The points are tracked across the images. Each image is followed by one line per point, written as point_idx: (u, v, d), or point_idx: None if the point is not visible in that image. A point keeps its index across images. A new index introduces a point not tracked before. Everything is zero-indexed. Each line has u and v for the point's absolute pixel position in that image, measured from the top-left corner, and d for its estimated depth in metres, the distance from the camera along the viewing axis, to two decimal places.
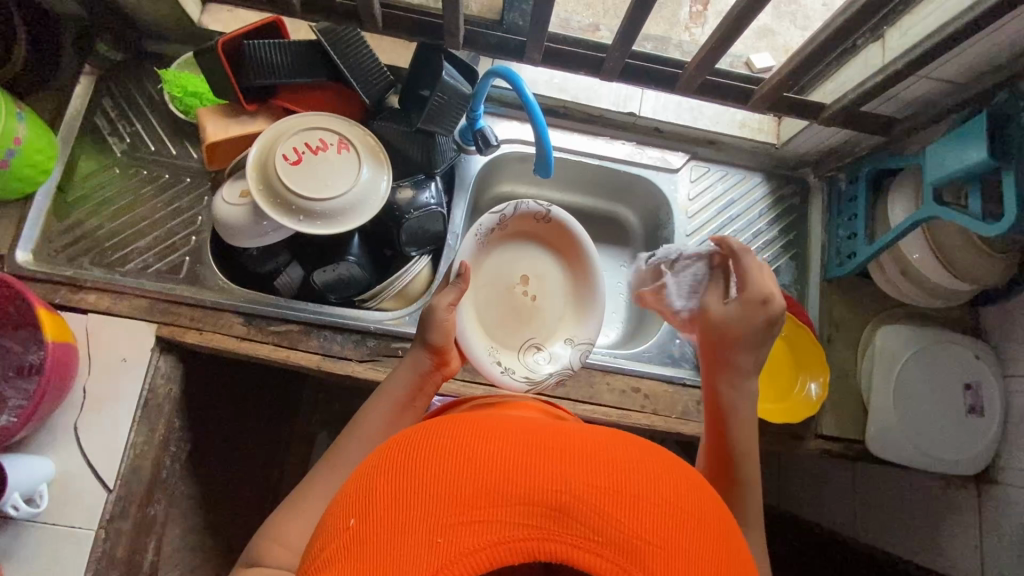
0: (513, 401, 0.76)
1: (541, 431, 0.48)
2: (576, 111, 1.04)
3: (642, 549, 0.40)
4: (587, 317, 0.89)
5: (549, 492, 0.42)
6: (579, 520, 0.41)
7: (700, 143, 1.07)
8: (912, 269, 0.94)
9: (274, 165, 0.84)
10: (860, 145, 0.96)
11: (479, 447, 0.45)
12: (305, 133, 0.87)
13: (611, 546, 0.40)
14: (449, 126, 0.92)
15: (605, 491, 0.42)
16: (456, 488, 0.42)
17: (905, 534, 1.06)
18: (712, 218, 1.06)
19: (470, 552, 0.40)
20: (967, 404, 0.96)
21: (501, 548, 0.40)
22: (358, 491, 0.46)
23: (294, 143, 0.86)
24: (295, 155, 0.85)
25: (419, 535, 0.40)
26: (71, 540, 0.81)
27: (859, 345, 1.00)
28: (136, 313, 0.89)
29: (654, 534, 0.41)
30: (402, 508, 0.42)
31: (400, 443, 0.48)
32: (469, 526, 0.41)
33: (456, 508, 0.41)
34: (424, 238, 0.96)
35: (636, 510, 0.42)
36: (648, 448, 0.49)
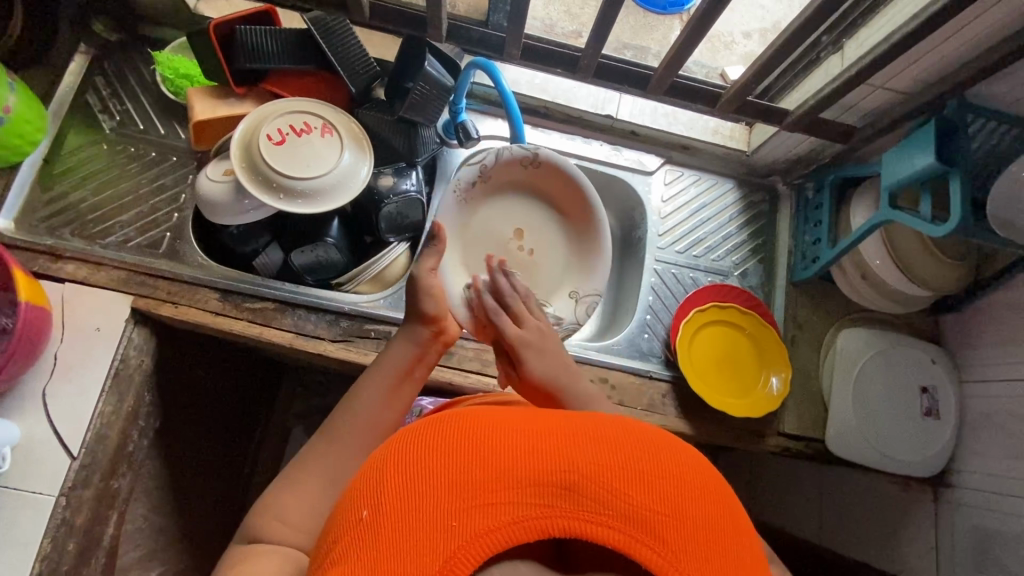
0: (511, 398, 0.77)
1: (538, 417, 0.50)
2: (556, 111, 1.08)
3: (651, 519, 0.43)
4: (591, 273, 0.99)
5: (558, 472, 0.44)
6: (588, 496, 0.43)
7: (675, 147, 1.11)
8: (872, 274, 0.97)
9: (259, 144, 0.86)
10: (824, 154, 1.00)
11: (482, 435, 0.47)
12: (290, 116, 0.90)
13: (621, 519, 0.43)
14: (433, 117, 0.96)
15: (610, 470, 0.45)
16: (469, 473, 0.44)
17: (866, 538, 1.08)
18: (684, 220, 1.09)
19: (486, 532, 0.42)
20: (923, 407, 0.99)
21: (515, 528, 0.42)
22: (365, 483, 0.47)
23: (279, 124, 0.89)
24: (279, 136, 0.88)
25: (434, 521, 0.42)
26: (30, 505, 0.81)
27: (822, 346, 1.03)
28: (113, 284, 0.90)
29: (661, 504, 0.44)
30: (414, 496, 0.43)
31: (400, 437, 0.49)
32: (483, 509, 0.42)
33: (467, 493, 0.43)
34: (402, 225, 0.99)
35: (641, 486, 0.45)
36: (639, 426, 0.52)
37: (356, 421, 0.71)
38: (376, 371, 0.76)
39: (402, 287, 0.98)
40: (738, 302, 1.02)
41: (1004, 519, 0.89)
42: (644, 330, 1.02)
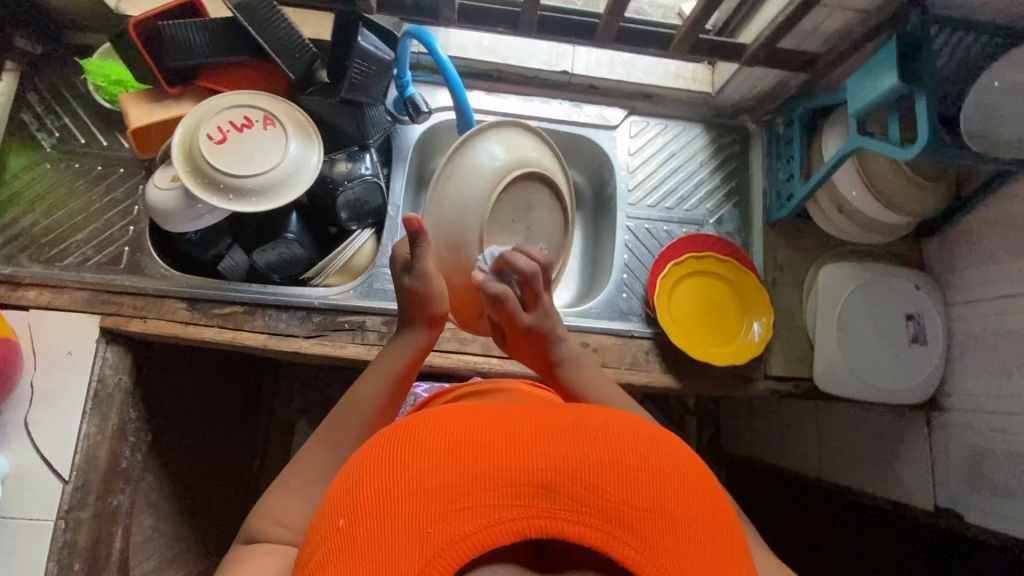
0: (498, 384, 0.79)
1: (513, 411, 0.49)
2: (509, 73, 1.04)
3: (629, 514, 0.43)
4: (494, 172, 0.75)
5: (533, 472, 0.44)
6: (565, 493, 0.43)
7: (637, 97, 1.07)
8: (848, 205, 0.94)
9: (199, 145, 0.83)
10: (789, 87, 0.96)
11: (458, 434, 0.46)
12: (228, 112, 0.87)
13: (598, 516, 0.43)
14: (378, 96, 0.91)
15: (588, 466, 0.45)
16: (443, 476, 0.44)
17: (864, 467, 1.09)
18: (653, 173, 1.06)
19: (462, 537, 0.41)
20: (910, 334, 0.97)
21: (492, 531, 0.42)
22: (341, 490, 0.46)
23: (218, 122, 0.85)
24: (219, 134, 0.85)
25: (409, 528, 0.41)
26: (32, 532, 0.82)
27: (804, 285, 1.01)
28: (78, 305, 0.89)
29: (640, 497, 0.44)
30: (389, 504, 0.43)
31: (375, 439, 0.49)
32: (460, 513, 0.42)
33: (443, 499, 0.42)
34: (364, 211, 0.97)
35: (620, 478, 0.44)
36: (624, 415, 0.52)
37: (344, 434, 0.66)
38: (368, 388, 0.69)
39: (372, 276, 0.96)
40: (715, 250, 1.00)
41: (994, 437, 0.89)
42: (623, 289, 1.00)
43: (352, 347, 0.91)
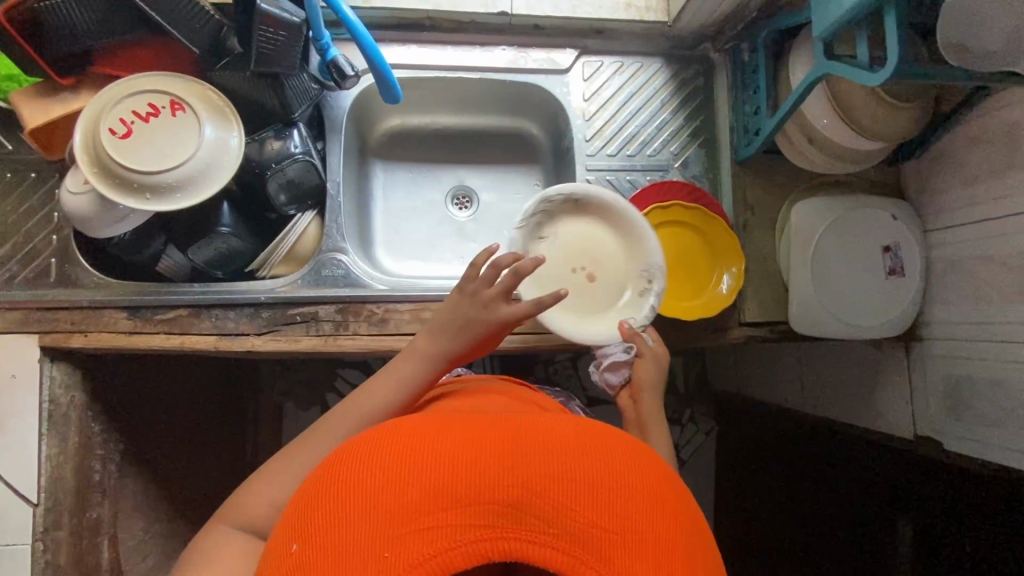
0: (483, 382, 0.76)
1: (483, 424, 0.48)
2: (443, 20, 0.93)
3: (595, 535, 0.42)
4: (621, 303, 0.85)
5: (500, 490, 0.43)
6: (531, 513, 0.42)
7: (586, 34, 0.97)
8: (818, 135, 0.88)
9: (102, 143, 0.75)
10: (748, 9, 0.87)
11: (424, 449, 0.45)
12: (129, 100, 0.78)
13: (565, 539, 0.41)
14: (293, 65, 0.82)
15: (556, 484, 0.43)
16: (403, 497, 0.42)
17: (843, 399, 1.09)
18: (612, 117, 0.98)
19: (420, 562, 0.39)
20: (886, 267, 0.93)
21: (453, 556, 0.40)
22: (300, 509, 0.45)
23: (119, 113, 0.77)
24: (123, 127, 0.76)
25: (365, 553, 0.40)
26: (11, 556, 0.83)
27: (777, 225, 0.96)
28: (12, 326, 0.85)
29: (607, 516, 0.42)
30: (347, 526, 0.41)
31: (340, 452, 0.48)
32: (419, 535, 0.40)
33: (403, 519, 0.41)
34: (302, 193, 0.90)
35: (588, 498, 0.43)
36: (599, 426, 0.50)
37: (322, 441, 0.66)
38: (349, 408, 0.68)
39: (320, 262, 0.91)
40: (681, 197, 0.94)
41: (972, 364, 0.87)
42: None
43: (307, 340, 0.87)
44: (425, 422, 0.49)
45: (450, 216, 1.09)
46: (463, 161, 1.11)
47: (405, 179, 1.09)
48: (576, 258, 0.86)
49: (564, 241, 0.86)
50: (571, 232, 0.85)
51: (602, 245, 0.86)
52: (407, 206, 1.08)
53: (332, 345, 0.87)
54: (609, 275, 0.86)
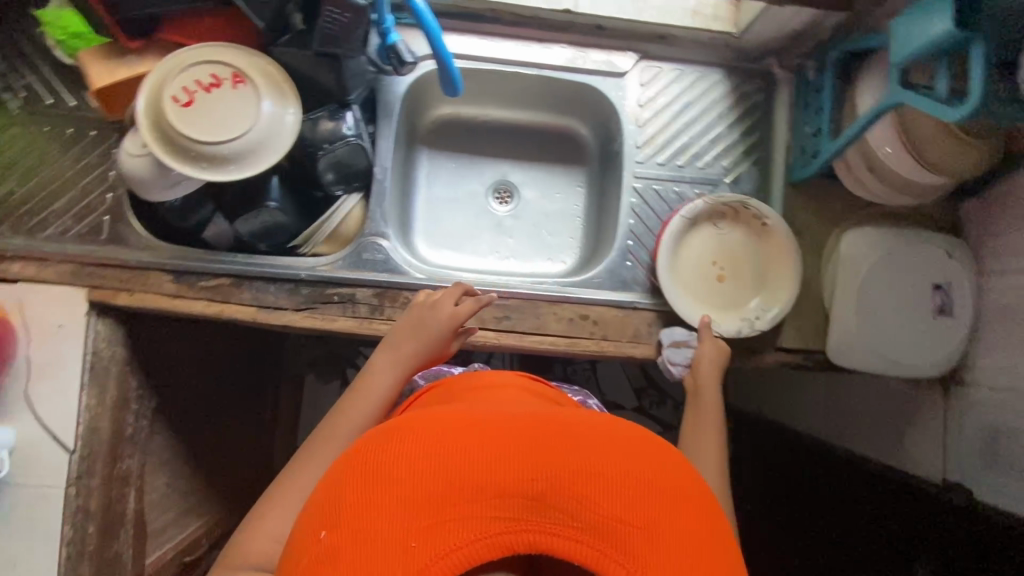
0: (495, 375, 0.74)
1: (504, 419, 0.48)
2: (506, 12, 0.92)
3: (620, 531, 0.42)
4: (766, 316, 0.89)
5: (523, 484, 0.43)
6: (554, 507, 0.42)
7: (650, 39, 0.95)
8: (880, 164, 0.85)
9: (165, 110, 0.76)
10: (824, 26, 0.84)
11: (445, 441, 0.45)
12: (193, 69, 0.79)
13: (589, 533, 0.42)
14: (356, 48, 0.82)
15: (579, 478, 0.44)
16: (429, 486, 0.42)
17: (869, 435, 1.07)
18: (666, 126, 0.96)
19: (447, 552, 0.40)
20: (935, 305, 0.90)
21: (479, 546, 0.41)
22: (323, 502, 0.45)
23: (183, 82, 0.78)
24: (186, 96, 0.78)
25: (392, 542, 0.40)
26: (45, 499, 0.86)
27: (824, 252, 0.94)
28: (65, 279, 0.88)
29: (630, 512, 0.43)
30: (371, 518, 0.42)
31: (361, 446, 0.48)
32: (445, 526, 0.41)
33: (427, 510, 0.41)
34: (350, 174, 0.91)
35: (610, 493, 0.43)
36: (616, 421, 0.50)
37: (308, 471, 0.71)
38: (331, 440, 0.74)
39: (361, 245, 0.92)
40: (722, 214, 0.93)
41: (1013, 416, 0.84)
42: (626, 257, 0.95)
43: (342, 321, 0.88)
44: (449, 412, 0.49)
45: (490, 210, 1.09)
46: (508, 156, 1.10)
47: (448, 170, 1.09)
48: (720, 257, 0.93)
49: (727, 240, 0.94)
50: (745, 238, 0.93)
51: (740, 250, 0.93)
52: (447, 196, 1.09)
53: (366, 328, 0.88)
54: (741, 287, 0.93)
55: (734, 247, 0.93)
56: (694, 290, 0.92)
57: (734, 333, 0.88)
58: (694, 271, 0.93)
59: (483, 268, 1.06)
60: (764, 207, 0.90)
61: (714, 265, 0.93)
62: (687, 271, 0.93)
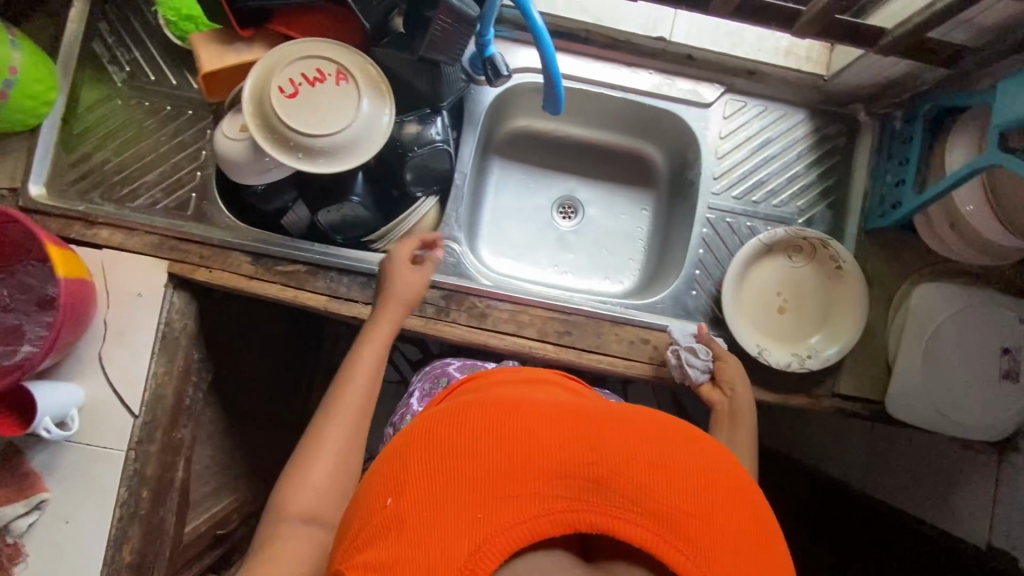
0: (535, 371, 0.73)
1: (566, 410, 0.50)
2: (599, 34, 0.94)
3: (680, 519, 0.42)
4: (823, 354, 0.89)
5: (587, 466, 0.44)
6: (616, 491, 0.43)
7: (738, 73, 0.96)
8: (963, 222, 0.84)
9: (271, 100, 0.79)
10: (921, 79, 0.85)
11: (511, 422, 0.46)
12: (301, 63, 0.81)
13: (650, 518, 0.42)
14: (456, 55, 0.84)
15: (640, 466, 0.44)
16: (495, 461, 0.43)
17: (914, 491, 1.06)
18: (745, 160, 0.97)
19: (513, 525, 0.41)
20: (1002, 369, 0.89)
21: (542, 522, 0.42)
22: (387, 470, 0.47)
23: (290, 74, 0.80)
24: (291, 88, 0.80)
25: (459, 511, 0.41)
26: (105, 460, 0.87)
27: (892, 302, 0.94)
28: (147, 249, 0.90)
29: (691, 503, 0.43)
30: (437, 485, 0.43)
31: (424, 421, 0.49)
32: (511, 500, 0.42)
33: (494, 483, 0.42)
34: (429, 176, 0.93)
35: (670, 483, 0.44)
36: (671, 419, 0.51)
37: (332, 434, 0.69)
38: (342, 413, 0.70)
39: None
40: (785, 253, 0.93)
41: None
42: (691, 287, 0.95)
43: (409, 319, 0.89)
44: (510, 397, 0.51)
45: (555, 225, 1.09)
46: (577, 173, 1.11)
47: (517, 180, 1.10)
48: (787, 290, 0.93)
49: (796, 275, 0.93)
50: (813, 275, 0.93)
51: (806, 285, 0.93)
52: (513, 206, 1.09)
53: (431, 328, 0.89)
54: (800, 323, 0.93)
55: (801, 283, 0.93)
56: (754, 319, 0.92)
57: (785, 365, 0.88)
58: (757, 300, 0.93)
59: (542, 281, 1.06)
60: (843, 250, 0.90)
61: (778, 297, 0.93)
62: (748, 300, 0.93)
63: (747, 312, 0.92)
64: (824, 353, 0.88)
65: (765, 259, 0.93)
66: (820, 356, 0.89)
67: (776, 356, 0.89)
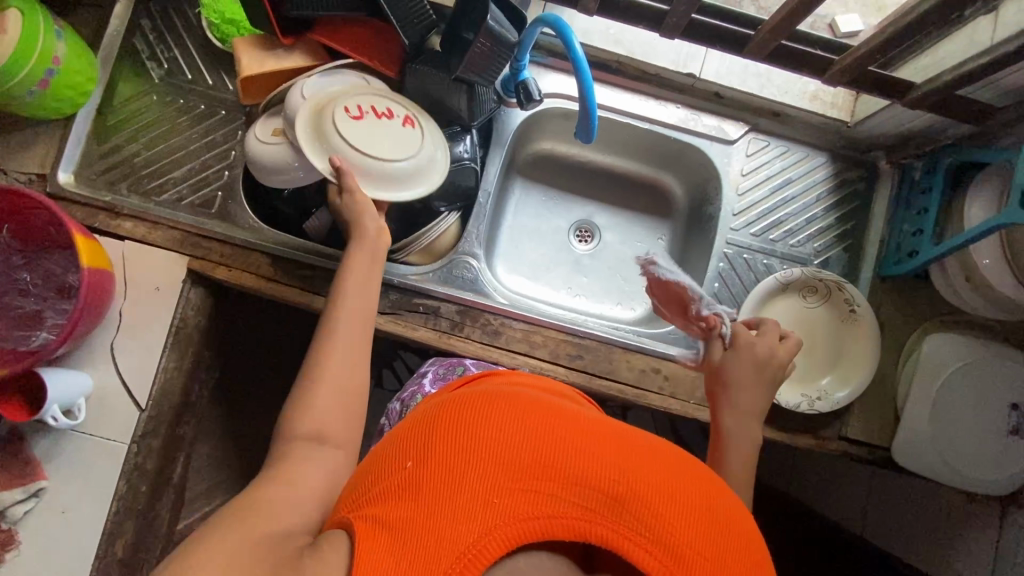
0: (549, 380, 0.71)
1: (599, 426, 0.49)
2: (630, 66, 0.97)
3: (688, 555, 0.41)
4: (832, 397, 0.89)
5: (609, 480, 0.43)
6: (631, 511, 0.42)
7: (763, 114, 0.98)
8: (978, 276, 0.85)
9: (334, 113, 0.79)
10: (944, 133, 0.86)
11: (544, 424, 0.46)
12: (372, 97, 0.83)
13: (658, 544, 0.41)
14: (491, 77, 0.86)
15: (659, 494, 0.43)
16: (518, 455, 0.44)
17: (914, 541, 1.05)
18: (765, 198, 0.98)
19: (524, 518, 0.41)
20: (1009, 425, 0.90)
21: (553, 524, 0.41)
22: (416, 433, 0.48)
23: (359, 101, 0.82)
24: (357, 111, 0.81)
25: (475, 492, 0.42)
26: (107, 451, 0.87)
27: (903, 350, 0.94)
28: (169, 244, 0.90)
29: (702, 544, 0.42)
30: (458, 461, 0.44)
31: (460, 398, 0.50)
32: (527, 494, 0.42)
33: (514, 475, 0.43)
34: (456, 194, 0.93)
35: (686, 519, 0.43)
36: (697, 461, 0.50)
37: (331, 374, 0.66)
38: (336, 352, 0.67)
39: (452, 261, 0.95)
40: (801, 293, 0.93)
41: None
42: None
43: (422, 331, 0.90)
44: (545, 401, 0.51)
45: (571, 248, 1.10)
46: (596, 198, 1.12)
47: (537, 201, 1.11)
48: (799, 330, 0.93)
49: (811, 314, 0.93)
50: (828, 316, 0.93)
51: (819, 326, 0.93)
52: (531, 226, 1.10)
53: (444, 342, 0.90)
54: (812, 366, 0.93)
55: (816, 323, 0.93)
56: None
57: (795, 406, 0.88)
58: None
59: (555, 302, 1.07)
60: (858, 294, 0.91)
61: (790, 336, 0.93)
62: None
63: None
64: (834, 396, 0.89)
65: (783, 293, 0.93)
66: (828, 397, 0.89)
67: (785, 395, 0.89)
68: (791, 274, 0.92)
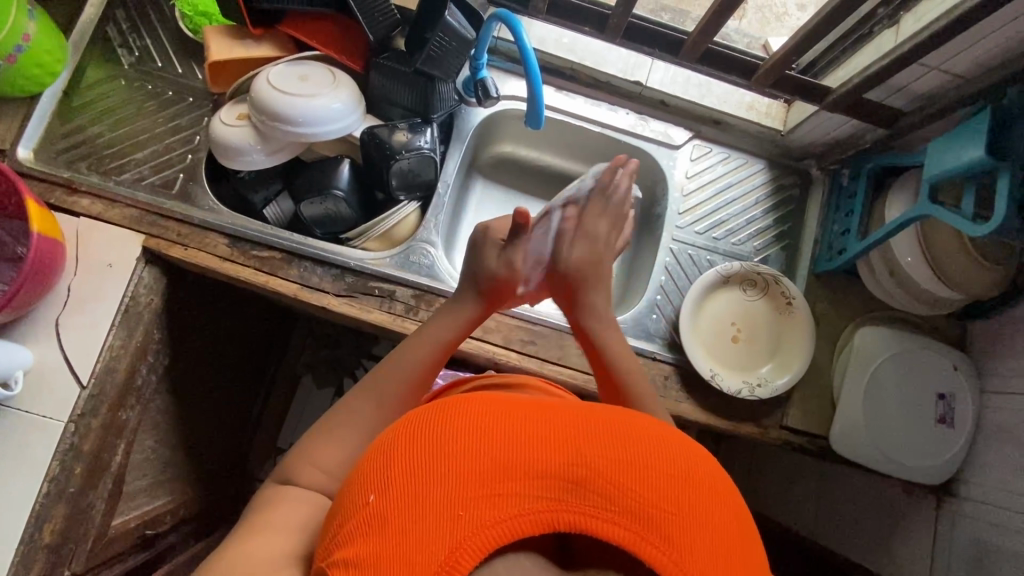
0: (515, 380, 0.75)
1: (552, 408, 0.47)
2: (583, 74, 1.04)
3: (660, 519, 0.41)
4: (775, 384, 0.92)
5: (568, 467, 0.42)
6: (596, 492, 0.41)
7: (704, 121, 1.06)
8: (900, 271, 0.92)
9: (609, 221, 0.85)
10: (863, 139, 0.94)
11: (495, 420, 0.44)
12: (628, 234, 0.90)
13: (626, 516, 0.40)
14: (451, 73, 0.92)
15: (619, 467, 0.42)
16: (473, 461, 0.42)
17: (858, 538, 1.06)
18: (708, 200, 1.04)
19: (491, 523, 0.40)
20: (937, 413, 0.94)
21: (520, 520, 0.40)
22: (371, 464, 0.45)
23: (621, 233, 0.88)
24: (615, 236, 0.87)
25: (439, 510, 0.40)
26: (42, 428, 0.84)
27: (838, 342, 0.99)
28: (125, 222, 0.91)
29: (669, 503, 0.41)
30: (415, 481, 0.41)
31: (409, 416, 0.47)
32: (490, 499, 0.40)
33: (476, 483, 0.41)
34: (413, 183, 0.98)
35: (651, 484, 0.42)
36: (652, 420, 0.49)
37: (355, 415, 0.68)
38: (367, 395, 0.70)
39: (410, 248, 0.97)
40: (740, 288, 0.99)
41: (1006, 535, 0.85)
42: (653, 310, 0.99)
43: (377, 313, 0.91)
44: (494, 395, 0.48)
45: None
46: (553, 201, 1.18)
47: (497, 201, 1.16)
48: (740, 320, 0.98)
49: (750, 308, 0.98)
50: (767, 311, 0.98)
51: (760, 319, 0.98)
52: None
53: (398, 325, 0.91)
54: (752, 355, 0.97)
55: (759, 319, 0.98)
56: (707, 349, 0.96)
57: (734, 391, 0.91)
58: (712, 330, 0.97)
59: None
60: (793, 288, 0.97)
61: (736, 333, 0.98)
62: (703, 325, 0.97)
63: (703, 341, 0.97)
64: (775, 383, 0.92)
65: (727, 293, 0.98)
66: (771, 384, 0.92)
67: (728, 382, 0.92)
68: (731, 266, 0.97)
